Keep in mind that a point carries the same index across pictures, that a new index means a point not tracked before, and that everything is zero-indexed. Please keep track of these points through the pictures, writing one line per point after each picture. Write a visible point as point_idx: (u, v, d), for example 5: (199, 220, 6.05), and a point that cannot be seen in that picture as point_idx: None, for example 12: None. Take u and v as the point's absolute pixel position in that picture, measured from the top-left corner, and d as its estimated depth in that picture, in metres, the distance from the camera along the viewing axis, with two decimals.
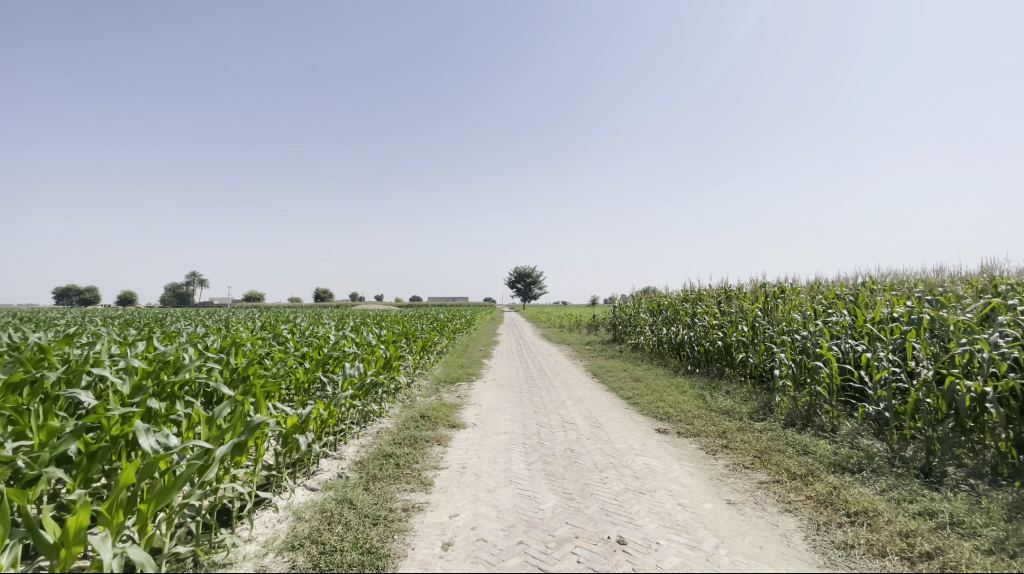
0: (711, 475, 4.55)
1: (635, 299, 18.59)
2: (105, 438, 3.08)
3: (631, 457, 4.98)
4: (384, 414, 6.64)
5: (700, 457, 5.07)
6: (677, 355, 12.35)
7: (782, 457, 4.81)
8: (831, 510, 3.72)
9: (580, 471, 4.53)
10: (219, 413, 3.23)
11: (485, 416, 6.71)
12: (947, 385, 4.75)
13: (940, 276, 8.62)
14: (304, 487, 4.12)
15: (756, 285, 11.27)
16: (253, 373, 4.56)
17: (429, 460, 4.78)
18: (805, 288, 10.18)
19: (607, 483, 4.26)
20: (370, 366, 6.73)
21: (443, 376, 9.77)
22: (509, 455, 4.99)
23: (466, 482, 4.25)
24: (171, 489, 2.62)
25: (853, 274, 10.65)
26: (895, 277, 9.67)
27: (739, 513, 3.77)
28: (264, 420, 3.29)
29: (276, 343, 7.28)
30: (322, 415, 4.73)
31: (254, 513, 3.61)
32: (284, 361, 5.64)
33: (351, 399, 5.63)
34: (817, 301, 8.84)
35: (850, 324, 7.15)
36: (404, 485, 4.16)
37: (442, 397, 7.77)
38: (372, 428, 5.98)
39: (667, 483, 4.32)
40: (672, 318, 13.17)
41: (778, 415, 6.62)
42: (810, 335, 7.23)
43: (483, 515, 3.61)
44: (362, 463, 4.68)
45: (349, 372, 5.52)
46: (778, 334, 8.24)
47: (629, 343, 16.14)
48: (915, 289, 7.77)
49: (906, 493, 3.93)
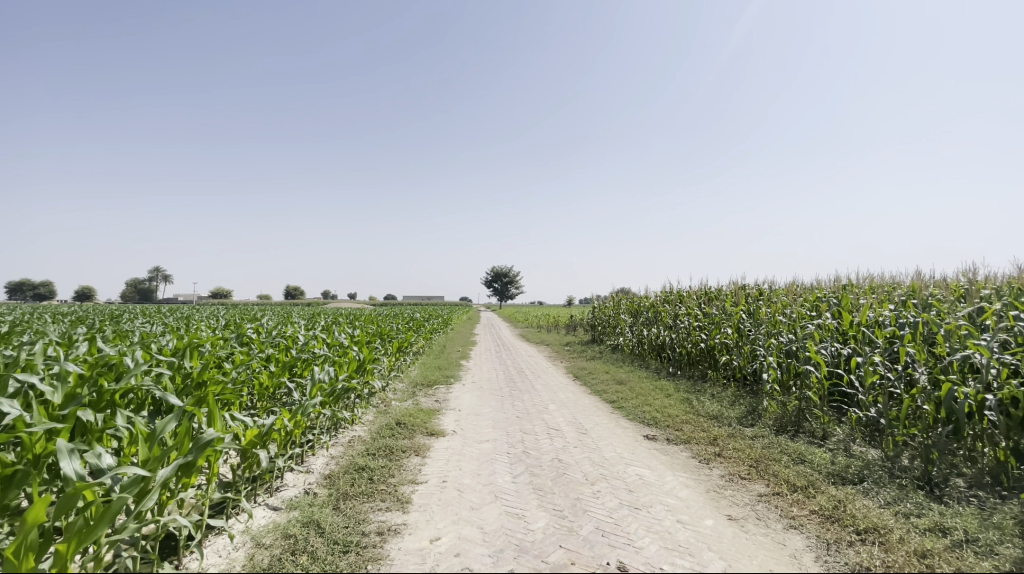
0: (707, 486, 4.29)
1: (614, 299, 18.44)
2: (25, 458, 2.62)
3: (622, 468, 4.68)
4: (356, 421, 6.19)
5: (693, 466, 4.81)
6: (658, 357, 12.19)
7: (780, 467, 4.59)
8: (839, 526, 3.52)
9: (570, 484, 4.20)
10: (161, 428, 2.75)
11: (465, 422, 6.33)
12: (945, 392, 4.62)
13: (919, 279, 8.67)
14: (266, 508, 3.68)
15: (737, 287, 11.19)
16: (210, 379, 4.08)
17: (406, 474, 4.39)
18: (786, 290, 10.14)
19: (600, 498, 3.94)
20: (341, 369, 6.28)
21: (418, 378, 9.32)
22: (494, 466, 4.63)
23: (447, 499, 3.88)
24: (97, 522, 2.24)
25: (833, 276, 10.68)
26: (874, 281, 9.72)
27: (742, 530, 3.50)
28: (216, 435, 2.86)
29: (238, 345, 6.73)
30: (286, 426, 4.29)
31: (207, 539, 3.16)
32: (246, 365, 5.14)
33: (319, 406, 5.18)
34: (801, 303, 8.76)
35: (836, 327, 7.05)
36: (379, 504, 3.76)
37: (419, 402, 7.35)
38: (343, 437, 5.54)
39: (662, 497, 4.04)
40: (653, 320, 13.01)
41: (766, 421, 6.44)
42: (798, 338, 7.08)
43: (468, 538, 3.26)
44: (332, 478, 4.26)
45: (318, 377, 5.06)
46: (763, 337, 8.11)
47: (608, 345, 15.97)
48: (898, 293, 7.76)
49: (912, 507, 3.84)
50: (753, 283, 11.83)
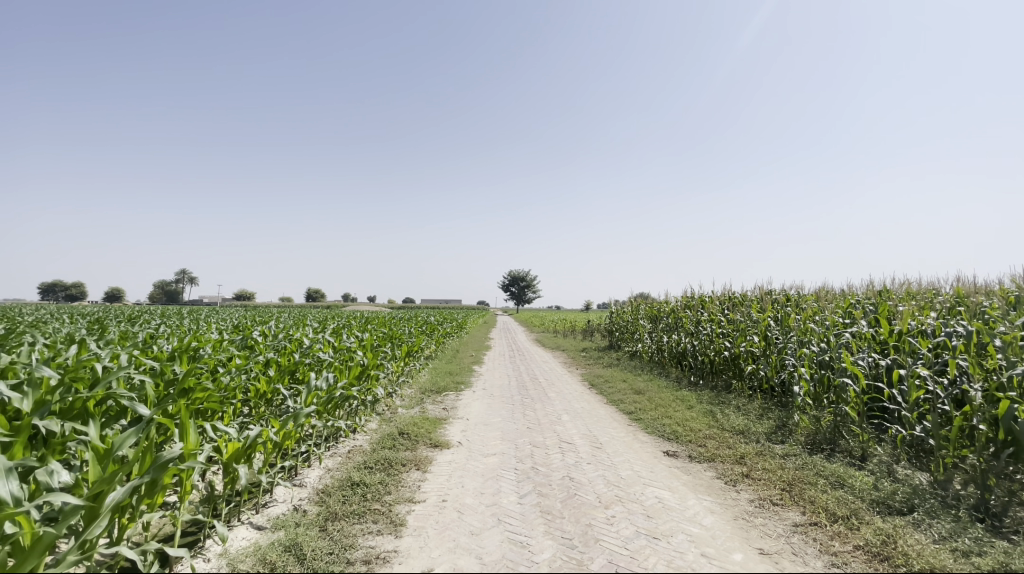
0: (734, 513, 3.85)
1: (632, 304, 17.91)
2: None
3: (639, 489, 4.27)
4: (358, 431, 5.88)
5: (719, 489, 4.36)
6: (679, 365, 11.67)
7: (817, 492, 4.12)
8: (890, 567, 3.06)
9: (581, 507, 3.81)
10: (120, 445, 2.48)
11: (472, 433, 5.97)
12: (1004, 410, 4.12)
13: (964, 286, 8.03)
14: (249, 527, 3.38)
15: (764, 292, 10.62)
16: (195, 386, 3.81)
17: (403, 491, 4.05)
18: (816, 295, 9.58)
19: (615, 524, 3.55)
20: (343, 375, 5.99)
21: (428, 385, 9.03)
22: (498, 484, 4.27)
23: (445, 522, 3.52)
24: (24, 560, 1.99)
25: (866, 281, 10.05)
26: (912, 287, 9.08)
27: (777, 568, 3.06)
28: (179, 454, 2.57)
29: (239, 348, 6.49)
30: (276, 438, 4.00)
31: (177, 564, 2.86)
32: (240, 371, 4.87)
33: (315, 415, 4.88)
34: (834, 310, 8.18)
35: (873, 336, 6.52)
36: (369, 526, 3.43)
37: (426, 410, 7.02)
38: (342, 448, 5.24)
39: (684, 525, 3.61)
40: (674, 325, 12.49)
41: (798, 436, 5.94)
42: (832, 347, 6.55)
43: (464, 571, 2.89)
44: (324, 495, 3.94)
45: (314, 384, 4.76)
46: (793, 345, 7.58)
47: (626, 351, 15.45)
48: (942, 300, 7.16)
49: (972, 545, 3.37)
50: (779, 287, 11.25)
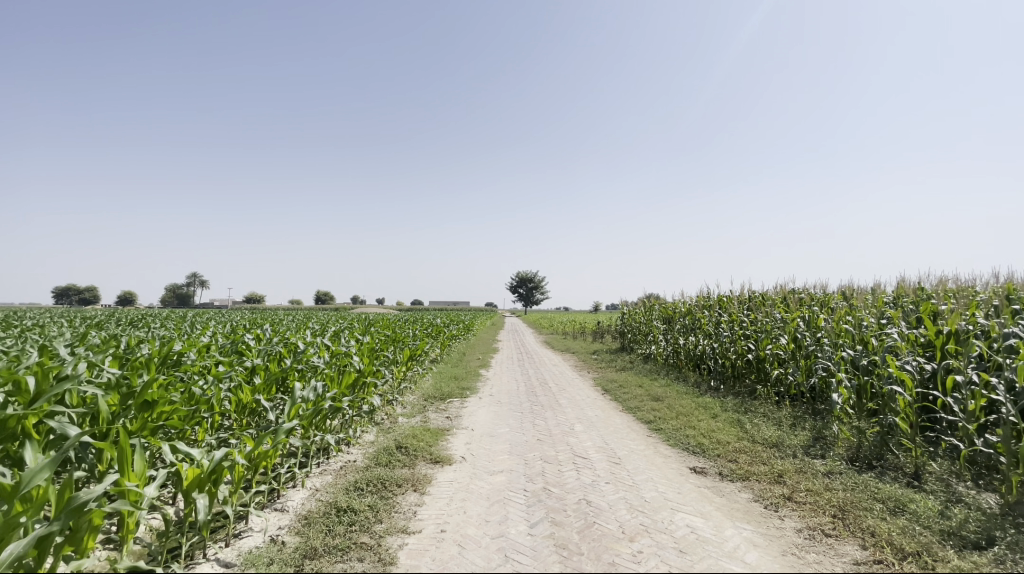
0: (781, 547, 3.29)
1: (645, 305, 17.31)
2: None
3: (666, 515, 3.71)
4: (351, 444, 5.37)
5: (759, 515, 3.79)
6: (697, 368, 11.06)
7: (874, 521, 3.56)
8: None
9: (602, 541, 3.26)
10: (28, 480, 2.03)
11: (477, 447, 5.43)
12: None
13: (1012, 282, 7.38)
14: (213, 565, 2.87)
15: (787, 292, 9.98)
16: (158, 399, 3.33)
17: (397, 519, 3.54)
18: (845, 294, 8.94)
19: (643, 562, 3.00)
20: (335, 384, 5.48)
21: (431, 391, 8.52)
22: (505, 510, 3.73)
23: (443, 560, 3.00)
24: None
25: (899, 279, 9.41)
26: (951, 285, 8.41)
27: None
28: (100, 493, 2.10)
29: (226, 353, 6.01)
30: (251, 457, 3.49)
31: None
32: (219, 379, 4.39)
33: (301, 429, 4.38)
34: (869, 310, 7.55)
35: (917, 338, 5.91)
36: (354, 566, 2.90)
37: (428, 420, 6.51)
38: (332, 465, 4.73)
39: (724, 562, 3.06)
40: (691, 327, 11.88)
41: (839, 450, 5.35)
42: (873, 351, 5.94)
43: None
44: (305, 523, 3.43)
45: (300, 395, 4.27)
46: (825, 347, 6.97)
47: (640, 354, 14.86)
48: (990, 298, 6.54)
49: None
50: (803, 286, 10.62)
